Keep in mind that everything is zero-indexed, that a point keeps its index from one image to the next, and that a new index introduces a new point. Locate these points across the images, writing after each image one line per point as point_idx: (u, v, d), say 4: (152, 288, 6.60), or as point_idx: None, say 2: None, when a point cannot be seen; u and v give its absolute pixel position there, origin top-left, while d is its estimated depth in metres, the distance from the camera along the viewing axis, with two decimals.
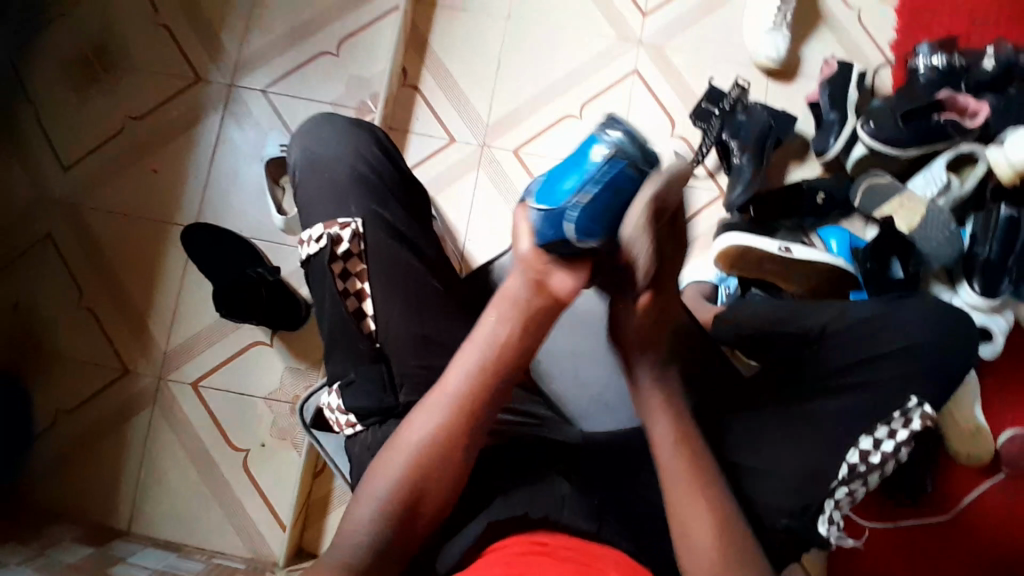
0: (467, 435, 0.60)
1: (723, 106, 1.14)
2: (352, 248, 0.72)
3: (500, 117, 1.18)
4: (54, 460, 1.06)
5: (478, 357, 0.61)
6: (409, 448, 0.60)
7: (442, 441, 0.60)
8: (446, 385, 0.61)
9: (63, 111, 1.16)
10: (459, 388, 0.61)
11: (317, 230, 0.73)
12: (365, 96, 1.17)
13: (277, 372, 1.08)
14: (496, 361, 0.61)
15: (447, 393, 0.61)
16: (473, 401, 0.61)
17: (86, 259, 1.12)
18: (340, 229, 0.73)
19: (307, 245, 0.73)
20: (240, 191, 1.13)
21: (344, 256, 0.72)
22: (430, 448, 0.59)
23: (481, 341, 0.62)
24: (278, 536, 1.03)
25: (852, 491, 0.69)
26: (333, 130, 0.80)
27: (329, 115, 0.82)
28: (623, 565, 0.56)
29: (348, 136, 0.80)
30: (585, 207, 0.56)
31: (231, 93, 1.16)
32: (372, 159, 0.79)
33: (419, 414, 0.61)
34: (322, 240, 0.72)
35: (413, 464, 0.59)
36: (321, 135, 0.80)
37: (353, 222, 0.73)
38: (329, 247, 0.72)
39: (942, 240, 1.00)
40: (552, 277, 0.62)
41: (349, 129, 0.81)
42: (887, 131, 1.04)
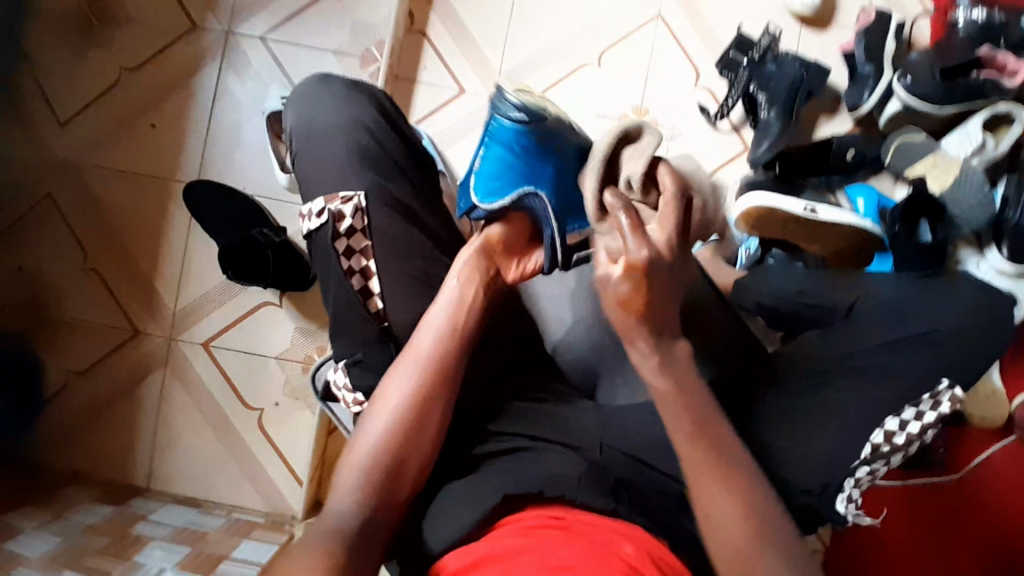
0: (438, 397, 0.64)
1: (753, 55, 1.06)
2: (354, 225, 0.70)
3: (512, 68, 1.12)
4: (70, 418, 1.08)
5: (444, 319, 0.66)
6: (389, 415, 0.62)
7: (415, 404, 0.63)
8: (418, 348, 0.65)
9: (54, 61, 1.11)
10: (428, 351, 0.65)
11: (318, 204, 0.70)
12: (370, 45, 1.11)
13: (287, 334, 1.07)
14: (461, 322, 0.66)
15: (421, 356, 0.64)
16: (441, 363, 0.64)
17: (88, 219, 1.10)
18: (342, 205, 0.70)
19: (309, 220, 0.71)
20: (242, 148, 1.09)
21: (347, 233, 0.69)
22: (406, 413, 0.62)
23: (445, 305, 0.67)
24: (295, 493, 1.05)
25: (873, 470, 0.68)
26: (331, 96, 0.77)
27: (326, 77, 0.79)
28: (640, 540, 0.56)
29: (347, 101, 0.76)
30: (482, 167, 0.71)
31: (230, 42, 1.10)
32: (372, 126, 0.75)
33: (394, 379, 0.64)
34: (323, 216, 0.70)
35: (387, 432, 0.62)
36: (321, 101, 0.76)
37: (354, 196, 0.70)
38: (331, 224, 0.69)
39: (975, 204, 0.95)
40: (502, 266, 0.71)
41: (348, 93, 0.77)
42: (925, 86, 0.97)
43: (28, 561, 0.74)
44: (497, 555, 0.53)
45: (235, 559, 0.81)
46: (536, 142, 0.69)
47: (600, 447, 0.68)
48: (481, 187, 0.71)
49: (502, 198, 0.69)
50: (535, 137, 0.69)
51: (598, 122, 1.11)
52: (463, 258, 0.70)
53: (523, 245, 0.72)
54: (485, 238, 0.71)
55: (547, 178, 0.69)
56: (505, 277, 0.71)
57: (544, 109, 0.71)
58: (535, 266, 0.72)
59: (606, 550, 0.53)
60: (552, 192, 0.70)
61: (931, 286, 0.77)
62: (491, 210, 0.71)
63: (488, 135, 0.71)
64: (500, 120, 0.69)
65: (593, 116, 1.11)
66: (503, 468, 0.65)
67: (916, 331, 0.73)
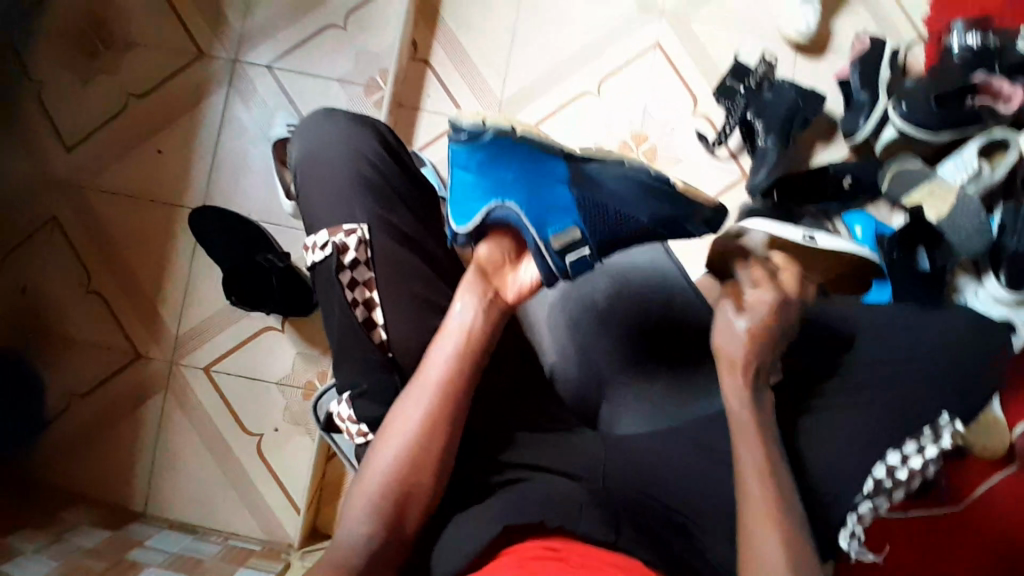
0: (447, 426, 0.64)
1: (749, 83, 1.08)
2: (358, 257, 0.70)
3: (513, 95, 1.13)
4: (70, 441, 1.08)
5: (452, 346, 0.66)
6: (398, 446, 0.63)
7: (424, 433, 0.63)
8: (425, 376, 0.65)
9: (63, 88, 1.13)
10: (437, 378, 0.65)
11: (322, 237, 0.71)
12: (373, 72, 1.13)
13: (288, 358, 1.07)
14: (468, 346, 0.66)
15: (428, 385, 0.64)
16: (450, 391, 0.64)
17: (94, 241, 1.11)
18: (345, 237, 0.71)
19: (313, 253, 0.72)
20: (247, 172, 1.11)
21: (351, 265, 0.70)
22: (417, 443, 0.63)
23: (452, 332, 0.67)
24: (294, 518, 1.05)
25: (876, 505, 0.71)
26: (334, 127, 0.78)
27: (331, 110, 0.80)
28: (639, 571, 0.56)
29: (349, 132, 0.78)
30: (456, 191, 0.71)
31: (236, 69, 1.13)
32: (373, 156, 0.76)
33: (402, 408, 0.64)
34: (326, 249, 0.70)
35: (397, 461, 0.62)
36: (325, 133, 0.77)
37: (358, 228, 0.71)
38: (334, 256, 0.70)
39: (974, 229, 0.96)
40: (503, 287, 0.70)
41: (351, 125, 0.79)
42: (921, 114, 0.99)
43: None
44: None
45: None
46: (495, 158, 0.67)
47: (600, 477, 0.68)
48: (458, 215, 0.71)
49: (474, 219, 0.68)
50: (489, 151, 0.66)
51: (598, 148, 1.12)
52: (466, 285, 0.69)
53: (513, 263, 0.71)
54: (477, 261, 0.70)
55: (515, 188, 0.66)
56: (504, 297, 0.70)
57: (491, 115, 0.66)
58: (531, 282, 0.70)
59: None
60: (524, 201, 0.66)
61: (929, 317, 0.78)
62: (468, 232, 0.70)
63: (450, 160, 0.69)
64: (454, 143, 0.67)
65: (592, 142, 1.12)
66: (504, 496, 0.65)
67: (913, 362, 0.74)
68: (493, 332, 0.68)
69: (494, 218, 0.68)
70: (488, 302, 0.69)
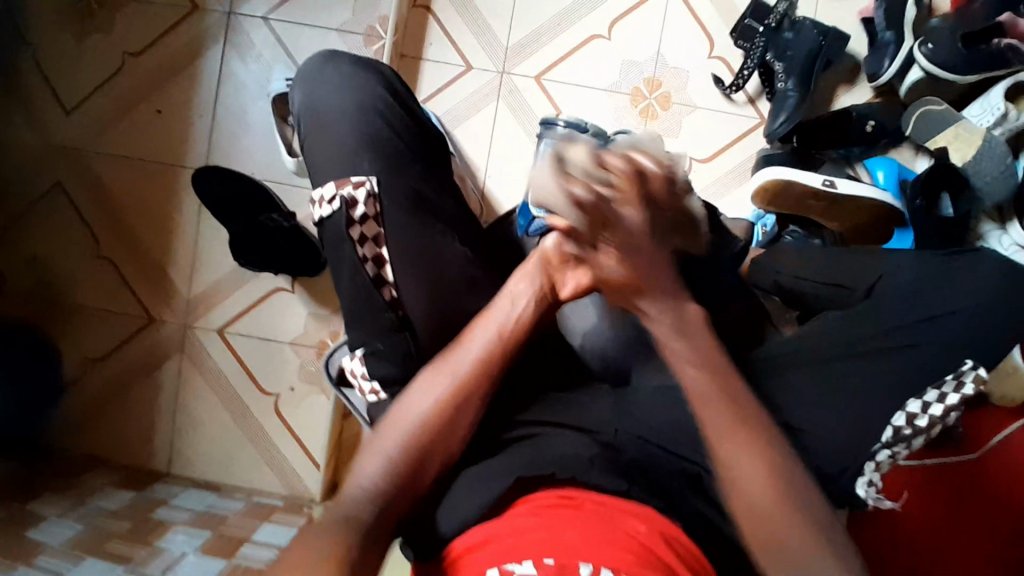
0: (472, 400, 0.64)
1: (770, 22, 1.02)
2: (367, 212, 0.69)
3: (519, 42, 1.08)
4: (90, 404, 1.10)
5: (493, 330, 0.67)
6: (421, 413, 0.62)
7: (452, 402, 0.63)
8: (466, 354, 0.65)
9: (57, 48, 1.10)
10: (472, 359, 0.65)
11: (329, 190, 0.69)
12: (373, 21, 1.08)
13: (300, 319, 1.07)
14: (509, 334, 0.67)
15: (462, 364, 0.65)
16: (484, 367, 0.65)
17: (98, 206, 1.10)
18: (354, 190, 0.69)
19: (320, 206, 0.69)
20: (248, 131, 1.08)
21: (360, 220, 0.68)
22: (443, 411, 0.63)
23: (497, 317, 0.68)
24: (313, 474, 1.07)
25: (894, 453, 0.69)
26: (336, 72, 0.75)
27: (332, 53, 0.77)
28: (654, 521, 0.57)
29: (354, 75, 0.75)
30: None
31: (231, 22, 1.08)
32: (377, 100, 0.74)
33: (428, 380, 0.64)
34: (334, 202, 0.68)
35: (421, 422, 0.62)
36: (326, 80, 0.75)
37: (366, 181, 0.69)
38: (343, 211, 0.68)
39: (998, 175, 0.92)
40: (559, 283, 0.72)
41: (355, 71, 0.76)
42: (944, 54, 0.94)
43: (51, 550, 0.75)
44: (507, 532, 0.54)
45: (256, 542, 0.83)
46: None
47: (615, 431, 0.68)
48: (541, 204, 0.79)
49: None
50: None
51: (609, 97, 1.08)
52: (522, 274, 0.72)
53: None
54: (543, 252, 0.72)
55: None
56: (558, 293, 0.72)
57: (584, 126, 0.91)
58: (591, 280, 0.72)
59: (619, 533, 0.53)
60: None
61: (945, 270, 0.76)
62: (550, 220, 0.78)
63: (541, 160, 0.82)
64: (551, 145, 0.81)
65: (603, 91, 1.08)
66: (519, 451, 0.65)
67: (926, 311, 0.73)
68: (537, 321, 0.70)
69: None
70: (542, 294, 0.71)
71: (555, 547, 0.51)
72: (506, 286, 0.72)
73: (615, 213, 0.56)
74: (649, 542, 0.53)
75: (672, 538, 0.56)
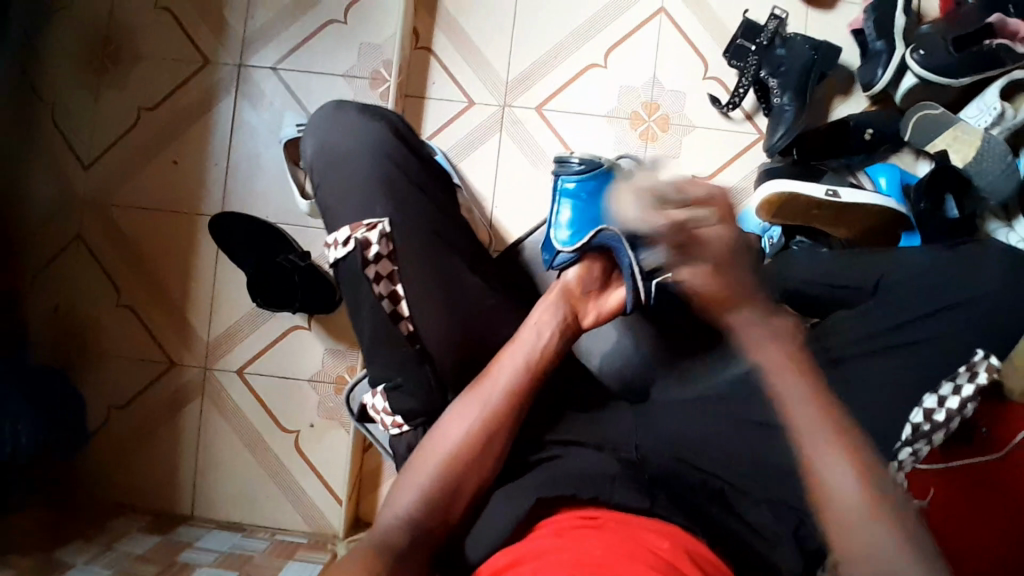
0: (504, 429, 0.64)
1: (761, 40, 1.05)
2: (381, 251, 0.70)
3: (519, 75, 1.12)
4: (115, 450, 1.11)
5: (521, 357, 0.68)
6: (452, 445, 0.63)
7: (483, 433, 0.64)
8: (495, 383, 0.66)
9: (77, 108, 1.15)
10: (501, 388, 0.66)
11: (343, 234, 0.71)
12: (377, 65, 1.12)
13: (318, 354, 1.09)
14: (538, 361, 0.68)
15: (492, 392, 0.65)
16: (513, 395, 0.66)
17: (120, 255, 1.13)
18: (367, 232, 0.70)
19: (334, 249, 0.71)
20: (262, 176, 1.11)
21: (374, 259, 0.70)
22: (474, 440, 0.63)
23: (525, 344, 0.69)
24: (336, 509, 1.07)
25: (916, 451, 0.68)
26: (344, 117, 0.78)
27: (340, 104, 0.80)
28: (679, 538, 0.56)
29: (358, 125, 0.77)
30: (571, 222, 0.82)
31: (242, 74, 1.13)
32: (385, 140, 0.77)
33: (459, 412, 0.65)
34: (349, 245, 0.70)
35: (452, 455, 0.63)
36: (335, 130, 0.77)
37: (378, 223, 0.71)
38: (359, 253, 0.70)
39: (1000, 172, 0.93)
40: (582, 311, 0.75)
41: (363, 119, 0.78)
42: (940, 60, 0.96)
43: None
44: (532, 554, 0.54)
45: None
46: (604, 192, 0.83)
47: (636, 449, 0.69)
48: (563, 235, 0.84)
49: (584, 238, 0.77)
50: (598, 182, 0.85)
51: (609, 122, 1.11)
52: (545, 306, 0.73)
53: (600, 286, 0.76)
54: (567, 284, 0.76)
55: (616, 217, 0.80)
56: (581, 321, 0.74)
57: (600, 160, 0.87)
58: (613, 306, 0.75)
59: (646, 549, 0.53)
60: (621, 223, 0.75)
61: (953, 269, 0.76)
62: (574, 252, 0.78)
63: (561, 195, 0.86)
64: (568, 178, 0.86)
65: (603, 116, 1.11)
66: (542, 473, 0.65)
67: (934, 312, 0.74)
68: (561, 350, 0.70)
69: (598, 242, 0.75)
70: (567, 325, 0.72)
71: (576, 562, 0.50)
72: (529, 317, 0.72)
73: (698, 233, 0.68)
74: (671, 555, 0.53)
75: (697, 555, 0.55)
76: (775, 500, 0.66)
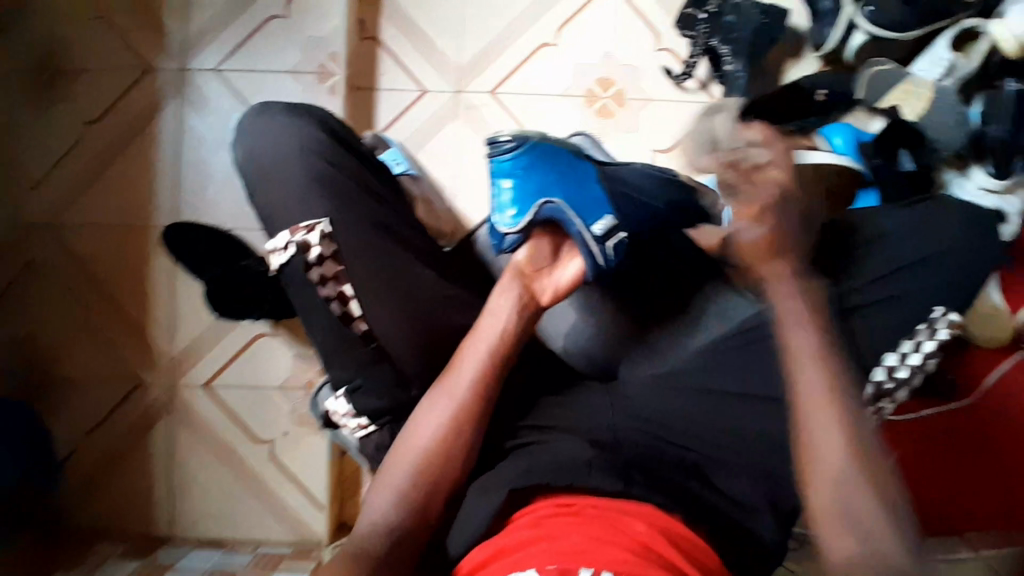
0: (477, 423, 0.64)
1: (710, 7, 1.02)
2: (324, 252, 0.69)
3: (471, 60, 1.10)
4: (85, 477, 1.08)
5: (485, 351, 0.66)
6: (424, 445, 0.62)
7: (457, 426, 0.63)
8: (460, 382, 0.65)
9: (13, 126, 1.10)
10: (467, 385, 0.64)
11: (282, 239, 0.69)
12: (324, 59, 1.09)
13: (286, 361, 1.06)
14: (504, 350, 0.67)
15: (460, 390, 0.64)
16: (483, 383, 0.65)
17: (73, 277, 1.09)
18: (308, 233, 0.69)
19: (275, 254, 0.70)
20: (213, 182, 1.08)
21: (318, 260, 0.68)
22: (447, 439, 0.63)
23: (488, 331, 0.68)
24: (318, 518, 1.06)
25: (881, 407, 0.75)
26: (271, 121, 0.75)
27: (263, 105, 0.77)
28: (654, 518, 0.56)
29: (289, 123, 0.75)
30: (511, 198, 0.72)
31: (183, 79, 1.09)
32: (319, 144, 0.74)
33: (430, 412, 0.64)
34: (290, 249, 0.69)
35: (427, 451, 0.62)
36: (260, 131, 0.74)
37: (318, 223, 0.69)
38: (301, 255, 0.68)
39: (953, 123, 0.93)
40: (542, 286, 0.70)
41: (292, 116, 0.76)
42: (888, 15, 0.96)
43: None
44: (512, 546, 0.53)
45: None
46: (534, 155, 0.72)
47: (611, 429, 0.69)
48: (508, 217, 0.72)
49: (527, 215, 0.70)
50: (530, 154, 0.73)
51: (565, 101, 1.09)
52: (500, 286, 0.70)
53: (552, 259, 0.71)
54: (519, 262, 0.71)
55: (558, 186, 0.71)
56: (540, 300, 0.70)
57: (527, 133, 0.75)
58: (572, 276, 0.71)
59: (624, 531, 0.53)
60: (568, 197, 0.70)
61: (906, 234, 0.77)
62: (519, 231, 0.71)
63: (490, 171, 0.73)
64: (498, 157, 0.73)
65: (559, 96, 1.09)
66: (515, 464, 0.64)
67: (894, 268, 0.74)
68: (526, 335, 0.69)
69: (543, 216, 0.70)
70: (525, 304, 0.70)
71: (555, 553, 0.50)
72: (488, 301, 0.70)
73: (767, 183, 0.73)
74: (648, 538, 0.53)
75: (677, 535, 0.55)
76: (749, 467, 0.67)
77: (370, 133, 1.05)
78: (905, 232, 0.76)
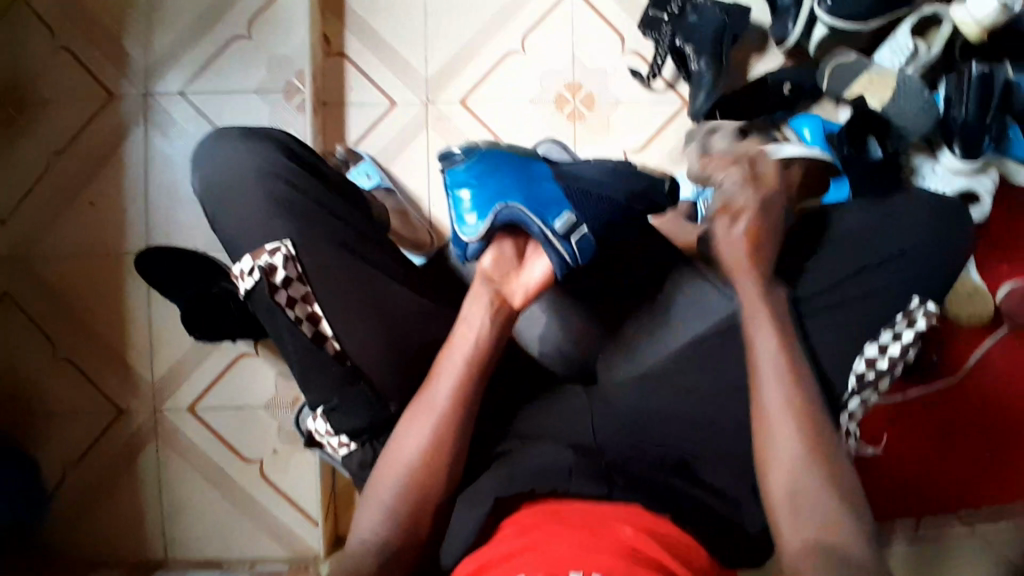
0: (459, 435, 0.64)
1: (672, 9, 1.04)
2: (289, 274, 0.68)
3: (438, 70, 1.10)
4: (76, 509, 1.08)
5: (461, 366, 0.66)
6: (408, 459, 0.62)
7: (439, 441, 0.63)
8: (440, 396, 0.64)
9: None
10: (445, 399, 0.64)
11: (246, 263, 0.68)
12: (291, 76, 1.09)
13: (270, 380, 1.06)
14: (479, 363, 0.66)
15: (438, 404, 0.64)
16: (461, 395, 0.65)
17: (52, 309, 1.09)
18: (270, 258, 0.68)
19: (241, 280, 0.69)
20: (188, 205, 1.08)
21: (283, 284, 0.68)
22: (429, 454, 0.63)
23: (463, 341, 0.67)
24: (314, 533, 1.07)
25: (863, 399, 0.72)
26: (229, 149, 0.75)
27: (220, 132, 0.77)
28: (637, 519, 0.57)
29: (249, 147, 0.75)
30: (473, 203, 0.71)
31: (151, 104, 1.09)
32: (281, 170, 0.75)
33: (412, 426, 0.64)
34: (254, 274, 0.68)
35: (411, 465, 0.62)
36: (219, 159, 0.74)
37: (280, 246, 0.69)
38: (264, 280, 0.67)
39: (918, 109, 0.93)
40: (512, 290, 0.70)
41: (251, 143, 0.76)
42: (850, 6, 0.95)
43: None
44: (500, 557, 0.53)
45: None
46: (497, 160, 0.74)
47: (593, 431, 0.70)
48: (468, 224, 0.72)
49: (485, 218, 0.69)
50: (486, 162, 0.74)
51: (535, 106, 1.10)
52: (470, 296, 0.70)
53: (517, 259, 0.71)
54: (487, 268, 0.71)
55: (515, 188, 0.70)
56: (511, 304, 0.70)
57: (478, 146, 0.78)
58: (539, 278, 0.70)
59: (605, 534, 0.53)
60: (524, 196, 0.70)
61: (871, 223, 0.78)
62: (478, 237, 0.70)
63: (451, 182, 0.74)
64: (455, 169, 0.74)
65: (529, 101, 1.10)
66: (500, 472, 0.65)
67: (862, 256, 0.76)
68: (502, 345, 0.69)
69: (501, 219, 0.70)
70: (496, 308, 0.69)
71: (542, 562, 0.50)
72: (462, 310, 0.70)
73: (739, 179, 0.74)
74: (633, 542, 0.53)
75: (658, 534, 0.56)
76: (730, 462, 0.68)
77: (342, 148, 1.09)
78: (870, 224, 0.78)
